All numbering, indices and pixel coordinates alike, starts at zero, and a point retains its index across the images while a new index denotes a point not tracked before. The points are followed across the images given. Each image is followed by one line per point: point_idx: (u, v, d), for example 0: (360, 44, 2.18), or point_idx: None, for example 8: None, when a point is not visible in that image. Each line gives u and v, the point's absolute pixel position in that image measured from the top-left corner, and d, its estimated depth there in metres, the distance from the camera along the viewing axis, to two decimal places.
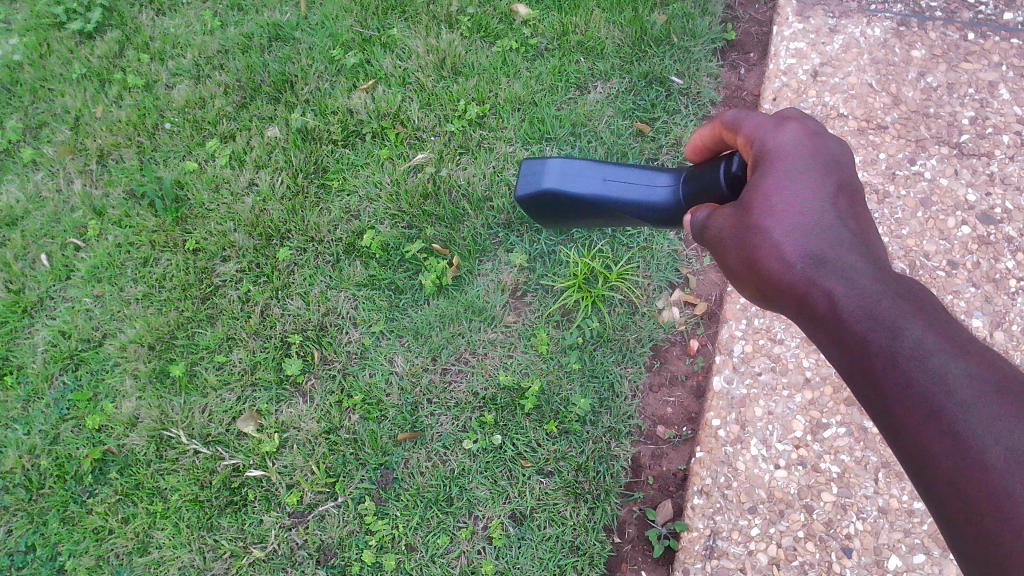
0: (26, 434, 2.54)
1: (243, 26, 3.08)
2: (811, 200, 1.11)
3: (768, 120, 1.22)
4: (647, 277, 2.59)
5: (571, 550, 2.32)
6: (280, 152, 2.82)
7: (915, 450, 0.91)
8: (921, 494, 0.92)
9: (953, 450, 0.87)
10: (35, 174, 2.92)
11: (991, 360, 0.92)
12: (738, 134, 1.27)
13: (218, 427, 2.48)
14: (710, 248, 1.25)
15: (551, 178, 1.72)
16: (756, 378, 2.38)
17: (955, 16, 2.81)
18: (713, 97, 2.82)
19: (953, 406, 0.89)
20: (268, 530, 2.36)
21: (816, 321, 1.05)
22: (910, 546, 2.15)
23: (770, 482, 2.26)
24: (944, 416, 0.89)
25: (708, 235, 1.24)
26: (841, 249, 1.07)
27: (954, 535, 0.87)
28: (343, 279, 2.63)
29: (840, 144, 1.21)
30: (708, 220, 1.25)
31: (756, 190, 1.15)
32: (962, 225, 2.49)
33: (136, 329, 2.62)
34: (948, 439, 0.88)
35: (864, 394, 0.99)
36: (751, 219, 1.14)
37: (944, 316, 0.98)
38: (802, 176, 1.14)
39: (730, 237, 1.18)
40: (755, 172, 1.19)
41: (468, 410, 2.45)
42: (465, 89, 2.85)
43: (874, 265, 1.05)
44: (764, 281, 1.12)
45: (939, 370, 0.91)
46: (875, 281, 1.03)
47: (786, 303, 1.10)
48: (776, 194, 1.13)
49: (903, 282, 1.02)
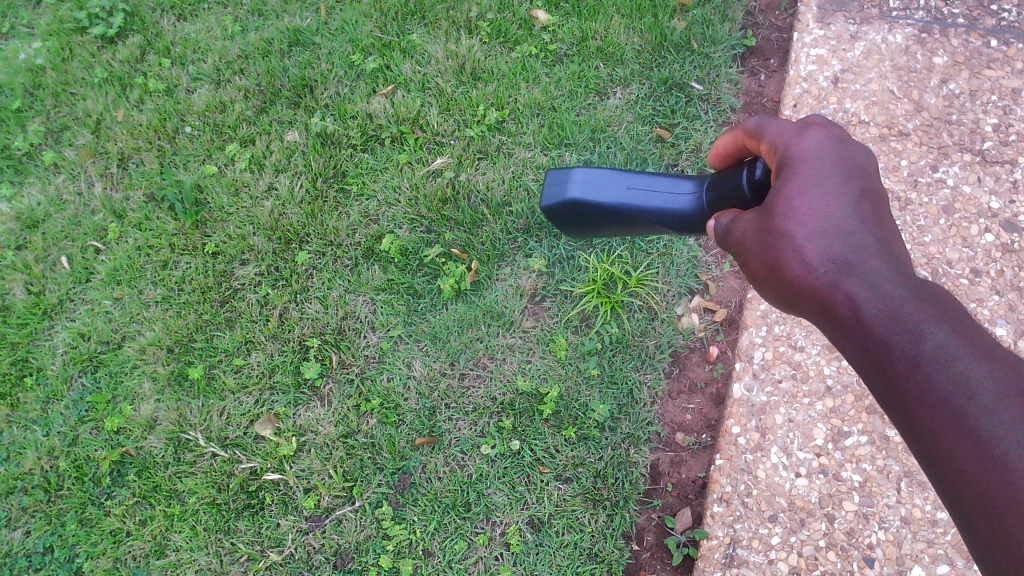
0: (44, 436, 2.55)
1: (264, 31, 3.10)
2: (834, 204, 1.10)
3: (791, 124, 1.19)
4: (667, 283, 2.58)
5: (590, 557, 2.30)
6: (300, 156, 2.83)
7: (938, 454, 0.91)
8: (942, 498, 0.92)
9: (976, 456, 0.87)
10: (57, 178, 2.94)
11: (1016, 365, 0.92)
12: (760, 140, 1.25)
13: (236, 430, 2.48)
14: (732, 251, 1.23)
15: (573, 188, 1.72)
16: (776, 385, 2.36)
17: (977, 22, 2.79)
18: (733, 103, 2.81)
19: (976, 412, 0.89)
20: (286, 534, 2.35)
21: (838, 325, 1.04)
22: (933, 557, 2.13)
23: (791, 490, 2.24)
24: (967, 420, 0.89)
25: (730, 238, 1.22)
26: (864, 253, 1.06)
27: (975, 540, 0.87)
28: (362, 283, 2.63)
29: (864, 148, 1.19)
30: (730, 224, 1.23)
31: (779, 194, 1.14)
32: (985, 233, 2.46)
33: (155, 332, 2.62)
34: (969, 443, 0.88)
35: (886, 398, 0.98)
36: (774, 223, 1.12)
37: (968, 321, 0.97)
38: (825, 180, 1.12)
39: (752, 241, 1.16)
40: (777, 176, 1.17)
41: (486, 416, 2.45)
42: (484, 94, 2.85)
43: (897, 269, 1.04)
44: (786, 285, 1.11)
45: (962, 375, 0.91)
46: (898, 285, 1.01)
47: (808, 307, 1.09)
48: (799, 198, 1.12)
49: (927, 287, 1.01)
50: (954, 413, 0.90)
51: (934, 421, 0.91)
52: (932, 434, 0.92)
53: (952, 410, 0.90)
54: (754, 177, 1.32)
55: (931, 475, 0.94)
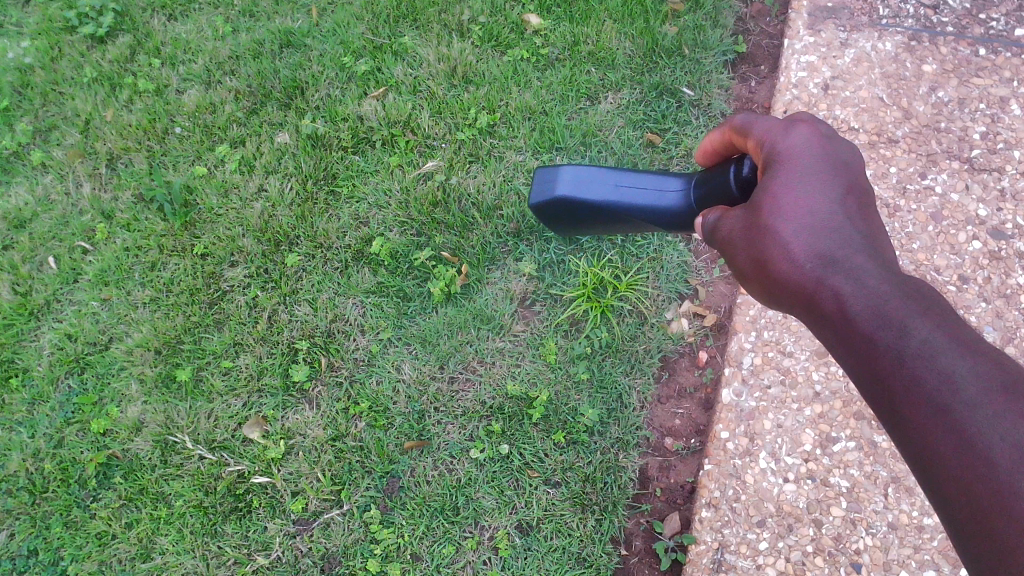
0: (30, 437, 2.53)
1: (254, 33, 3.09)
2: (821, 202, 1.10)
3: (778, 123, 1.20)
4: (657, 288, 2.58)
5: (578, 562, 2.30)
6: (290, 158, 2.82)
7: (923, 449, 0.90)
8: (928, 494, 0.91)
9: (959, 448, 0.86)
10: (45, 177, 2.92)
11: (1000, 359, 0.91)
12: (749, 139, 1.26)
13: (224, 432, 2.47)
14: (721, 250, 1.23)
15: (565, 185, 1.73)
16: (765, 391, 2.37)
17: (966, 31, 2.81)
18: (724, 109, 2.82)
19: (959, 404, 0.88)
20: (273, 538, 2.34)
21: (825, 322, 1.05)
22: (919, 562, 2.13)
23: (779, 495, 2.24)
24: (950, 414, 0.88)
25: (719, 237, 1.23)
26: (850, 250, 1.06)
27: (959, 534, 0.86)
28: (351, 286, 2.62)
29: (852, 148, 1.20)
30: (719, 223, 1.24)
31: (765, 191, 1.14)
32: (973, 240, 2.48)
33: (143, 333, 2.61)
34: (953, 437, 0.87)
35: (872, 394, 0.98)
36: (761, 220, 1.13)
37: (953, 316, 0.97)
38: (811, 177, 1.13)
39: (741, 239, 1.17)
40: (765, 175, 1.18)
41: (475, 419, 2.44)
42: (475, 98, 2.85)
43: (884, 266, 1.04)
44: (774, 282, 1.11)
45: (946, 369, 0.90)
46: (884, 282, 1.02)
47: (795, 303, 1.09)
48: (786, 196, 1.12)
49: (912, 282, 1.01)
50: (938, 407, 0.89)
51: (918, 415, 0.91)
52: (916, 429, 0.91)
53: (936, 403, 0.90)
54: (740, 175, 1.33)
55: (917, 471, 0.93)
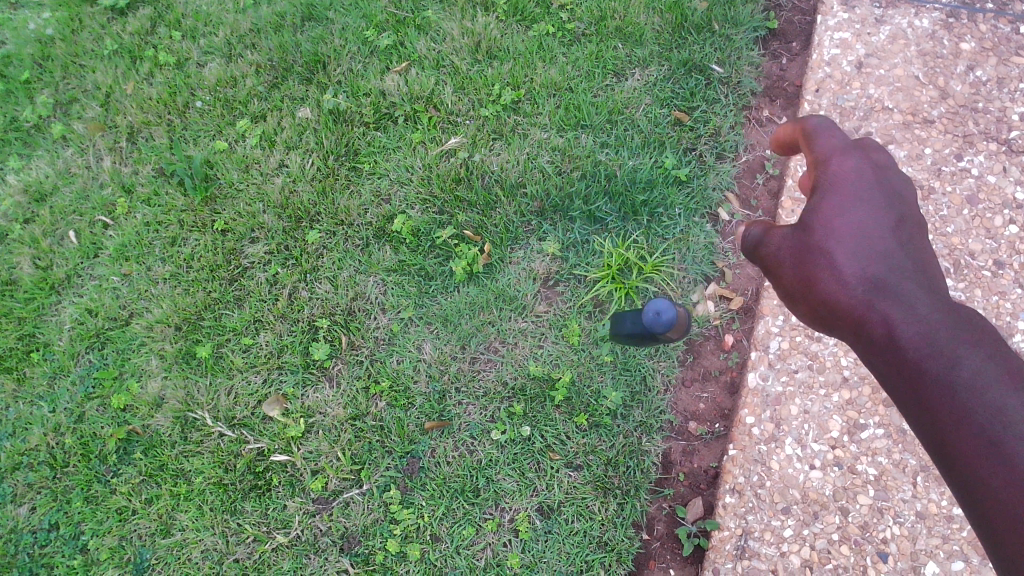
0: (51, 412, 2.52)
1: (276, 5, 3.04)
2: (871, 229, 1.02)
3: (832, 142, 1.12)
4: (682, 269, 2.53)
5: (599, 546, 2.27)
6: (311, 134, 2.78)
7: (970, 488, 0.79)
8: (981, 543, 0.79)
9: (1007, 484, 0.75)
10: (65, 151, 2.90)
11: None
12: (799, 162, 1.18)
13: (243, 410, 2.45)
14: (769, 275, 1.15)
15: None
16: (792, 375, 2.32)
17: (1007, 8, 2.72)
18: (754, 86, 2.76)
19: (1010, 437, 0.76)
20: (292, 516, 2.33)
21: (873, 350, 0.95)
22: (948, 553, 2.10)
23: (805, 483, 2.21)
24: (1000, 446, 0.76)
25: (766, 259, 1.15)
26: (903, 276, 0.97)
27: None
28: (373, 264, 2.59)
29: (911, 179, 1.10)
30: (760, 232, 1.17)
31: (816, 214, 1.07)
32: (1009, 225, 2.41)
33: (163, 309, 2.59)
34: (1001, 473, 0.75)
35: (922, 430, 0.86)
36: (812, 246, 1.06)
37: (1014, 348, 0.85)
38: (863, 201, 1.05)
39: (790, 264, 1.09)
40: (814, 198, 1.10)
41: (497, 401, 2.41)
42: (500, 73, 2.80)
43: (938, 294, 0.94)
44: (823, 312, 1.02)
45: (996, 398, 0.79)
46: (938, 309, 0.91)
47: (845, 333, 1.00)
48: (837, 219, 1.05)
49: (969, 312, 0.90)
50: (989, 441, 0.77)
51: (964, 450, 0.79)
52: (965, 465, 0.79)
53: (985, 437, 0.78)
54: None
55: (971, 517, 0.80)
